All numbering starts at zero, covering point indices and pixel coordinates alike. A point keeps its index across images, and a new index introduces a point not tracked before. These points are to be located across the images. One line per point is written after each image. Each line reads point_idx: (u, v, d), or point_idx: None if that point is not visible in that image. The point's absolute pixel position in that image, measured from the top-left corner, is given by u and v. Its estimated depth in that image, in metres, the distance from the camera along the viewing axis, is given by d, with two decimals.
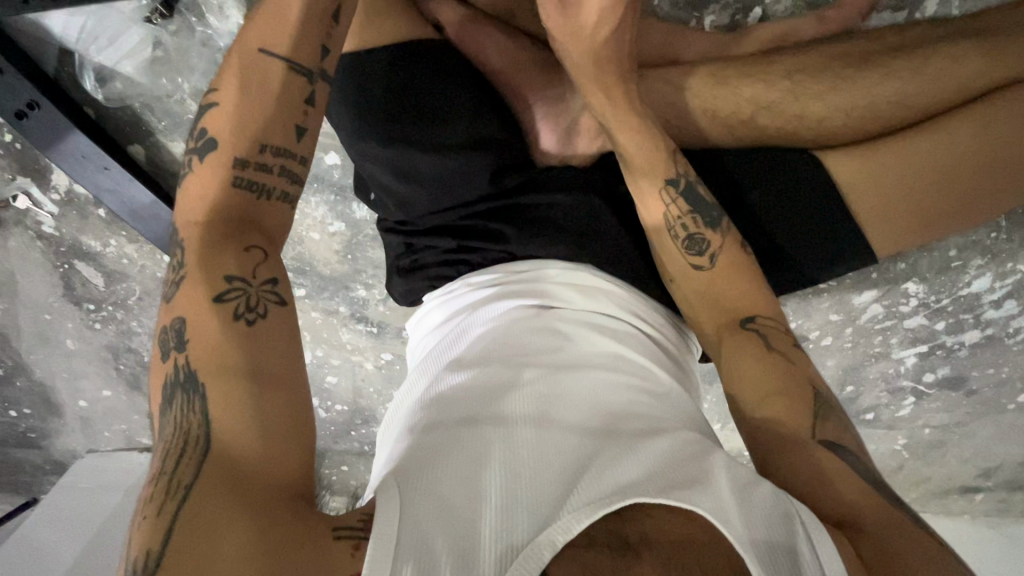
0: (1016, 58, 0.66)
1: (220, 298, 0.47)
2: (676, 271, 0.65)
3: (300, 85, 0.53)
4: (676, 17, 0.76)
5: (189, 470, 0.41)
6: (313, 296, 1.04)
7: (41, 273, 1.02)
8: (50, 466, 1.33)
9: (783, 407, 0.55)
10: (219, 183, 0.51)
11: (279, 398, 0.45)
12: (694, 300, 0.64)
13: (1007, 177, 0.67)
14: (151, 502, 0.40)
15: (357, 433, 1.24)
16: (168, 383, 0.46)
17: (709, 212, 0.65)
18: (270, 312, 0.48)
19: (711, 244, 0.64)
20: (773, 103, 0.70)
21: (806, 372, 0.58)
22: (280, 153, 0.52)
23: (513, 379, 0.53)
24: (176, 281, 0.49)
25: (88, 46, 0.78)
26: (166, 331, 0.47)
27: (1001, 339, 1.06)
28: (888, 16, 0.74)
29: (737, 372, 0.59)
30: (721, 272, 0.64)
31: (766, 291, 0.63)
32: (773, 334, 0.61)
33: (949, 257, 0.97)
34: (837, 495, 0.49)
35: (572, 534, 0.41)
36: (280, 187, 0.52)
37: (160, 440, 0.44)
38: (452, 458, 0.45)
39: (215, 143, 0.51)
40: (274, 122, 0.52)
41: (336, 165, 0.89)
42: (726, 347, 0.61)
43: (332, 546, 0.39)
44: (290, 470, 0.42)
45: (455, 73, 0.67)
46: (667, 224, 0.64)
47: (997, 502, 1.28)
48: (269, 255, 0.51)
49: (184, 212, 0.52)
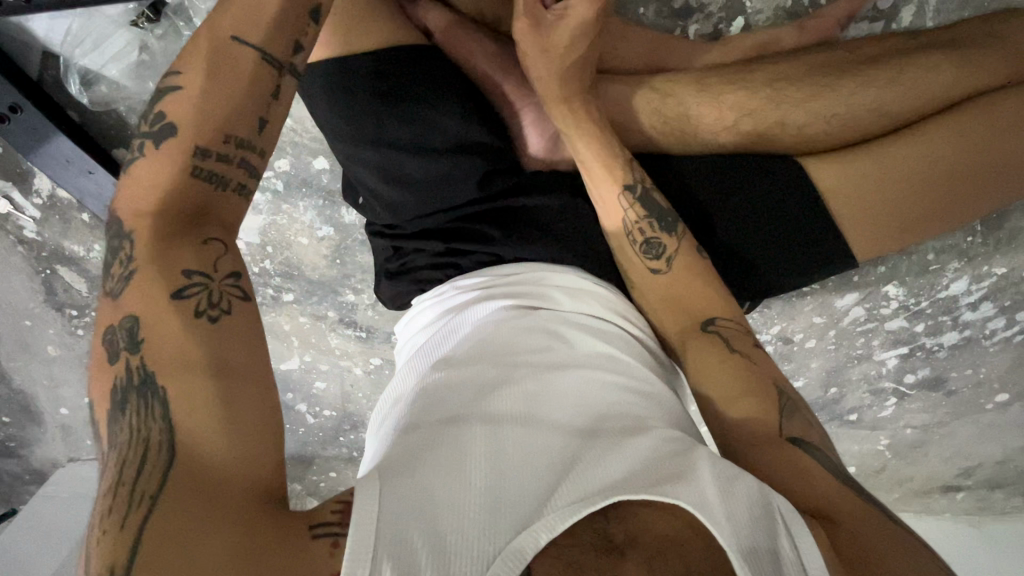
0: (985, 68, 0.68)
1: (178, 294, 0.45)
2: (637, 277, 0.67)
3: (269, 77, 0.52)
4: (661, 26, 0.78)
5: (153, 479, 0.39)
6: (301, 301, 1.04)
7: (22, 278, 1.00)
8: (29, 476, 1.30)
9: (750, 407, 0.56)
10: (177, 172, 0.49)
11: (247, 399, 0.44)
12: (657, 305, 0.66)
13: (981, 184, 0.69)
14: (111, 515, 0.38)
15: (346, 439, 1.24)
16: (117, 387, 0.43)
17: (666, 216, 0.67)
18: (234, 308, 0.47)
19: (668, 248, 0.66)
20: (756, 110, 0.71)
21: (767, 371, 0.60)
22: (243, 144, 0.51)
23: (499, 377, 0.53)
24: (127, 276, 0.46)
25: (71, 50, 0.78)
26: (116, 330, 0.45)
27: (979, 340, 1.09)
28: (866, 26, 0.77)
29: (703, 374, 0.60)
30: (678, 274, 0.66)
31: (724, 293, 0.65)
32: (733, 335, 0.62)
33: (928, 260, 0.99)
34: (811, 490, 0.50)
35: (556, 531, 0.42)
36: (237, 179, 0.51)
37: (112, 450, 0.42)
38: (436, 457, 0.46)
39: (175, 129, 0.50)
40: (238, 111, 0.51)
41: (325, 170, 0.89)
42: (691, 351, 0.62)
43: (309, 544, 0.40)
44: (261, 474, 0.42)
45: (442, 76, 0.67)
46: (626, 230, 0.66)
47: (977, 501, 1.31)
48: (229, 248, 0.50)
49: (135, 203, 0.49)
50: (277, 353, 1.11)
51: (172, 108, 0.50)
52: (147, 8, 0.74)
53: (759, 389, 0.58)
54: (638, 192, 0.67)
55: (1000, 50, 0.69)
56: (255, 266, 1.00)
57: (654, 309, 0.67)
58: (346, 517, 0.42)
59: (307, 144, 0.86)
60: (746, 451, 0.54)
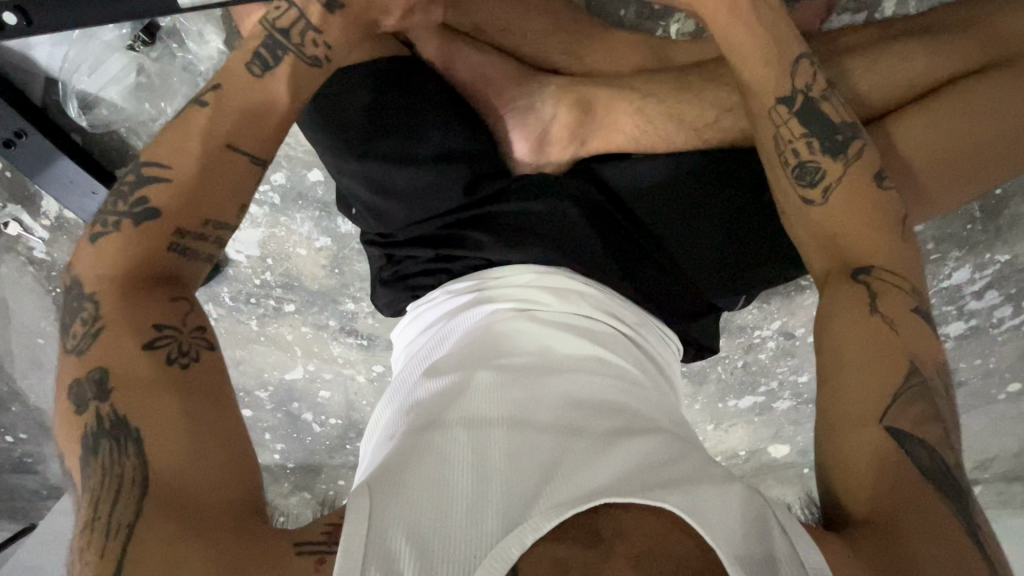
0: (958, 55, 0.68)
1: (149, 345, 0.47)
2: (786, 201, 0.63)
3: (255, 173, 0.55)
4: (643, 27, 0.81)
5: (128, 510, 0.40)
6: (303, 311, 1.05)
7: (35, 298, 1.04)
8: (47, 490, 1.33)
9: (867, 373, 0.53)
10: (153, 248, 0.51)
11: (217, 422, 0.46)
12: (806, 231, 0.62)
13: (973, 170, 0.67)
14: (90, 549, 0.39)
15: (352, 446, 1.25)
16: (87, 432, 0.44)
17: (830, 139, 0.62)
18: (202, 356, 0.49)
19: (826, 177, 0.61)
20: (736, 105, 0.72)
21: (906, 344, 0.55)
22: (219, 226, 0.54)
23: (489, 380, 0.54)
24: (94, 333, 0.48)
25: (68, 75, 0.80)
26: (82, 383, 0.46)
27: (986, 330, 1.07)
28: (848, 17, 0.77)
29: (839, 312, 0.57)
30: (835, 210, 0.61)
31: (890, 244, 0.60)
32: (887, 292, 0.57)
33: (928, 249, 0.98)
34: (858, 491, 0.49)
35: (542, 532, 0.42)
36: (210, 250, 0.54)
37: (84, 492, 0.43)
38: (424, 462, 0.46)
39: (157, 215, 0.52)
40: (222, 202, 0.54)
41: (319, 182, 0.91)
42: (832, 288, 0.60)
43: (293, 561, 0.40)
44: (235, 490, 0.43)
45: (426, 90, 0.69)
46: (779, 152, 0.63)
47: (996, 494, 1.28)
48: (196, 305, 0.52)
49: (102, 266, 0.51)
50: (281, 363, 1.13)
51: (154, 195, 0.52)
52: (142, 32, 0.76)
53: (887, 358, 0.54)
54: (797, 107, 0.62)
55: (972, 35, 0.69)
56: (255, 278, 1.02)
57: (800, 238, 0.63)
58: (335, 535, 0.41)
59: (302, 157, 0.88)
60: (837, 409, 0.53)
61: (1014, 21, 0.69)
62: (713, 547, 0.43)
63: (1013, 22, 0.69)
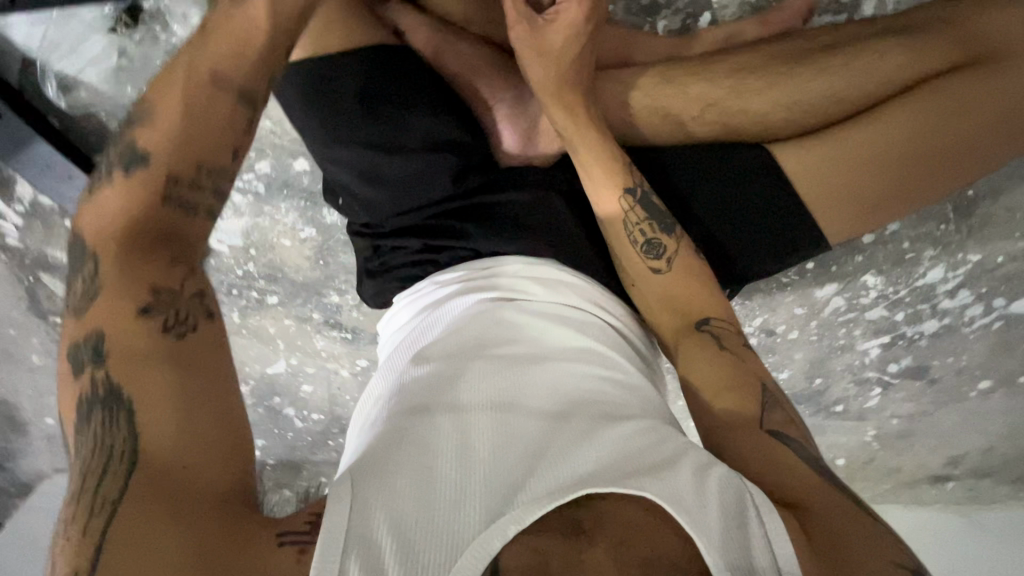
0: (938, 52, 0.69)
1: (144, 311, 0.43)
2: (635, 275, 0.67)
3: (242, 111, 0.50)
4: (631, 22, 0.79)
5: (114, 486, 0.38)
6: (286, 304, 1.04)
7: (7, 287, 1.01)
8: (15, 489, 1.28)
9: (734, 400, 0.57)
10: (148, 197, 0.47)
11: (207, 400, 0.42)
12: (653, 302, 0.67)
13: (942, 167, 0.69)
14: (75, 523, 0.38)
15: (335, 442, 1.23)
16: (81, 399, 0.42)
17: (665, 218, 0.68)
18: (200, 326, 0.44)
19: (666, 249, 0.67)
20: (720, 100, 0.72)
21: (754, 368, 0.60)
22: (213, 173, 0.48)
23: (474, 369, 0.54)
24: (92, 293, 0.44)
25: (49, 55, 0.79)
26: (80, 346, 0.43)
27: (959, 328, 1.10)
28: (829, 19, 0.78)
29: (694, 370, 0.61)
30: (677, 277, 0.66)
31: (718, 297, 0.66)
32: (725, 333, 0.64)
33: (903, 249, 1.01)
34: (796, 481, 0.50)
35: (524, 524, 0.42)
36: (207, 203, 0.49)
37: (77, 461, 0.41)
38: (408, 450, 0.46)
39: (149, 158, 0.47)
40: (212, 144, 0.49)
41: (305, 172, 0.90)
42: (681, 348, 0.63)
43: (274, 553, 0.39)
44: (222, 476, 0.40)
45: (418, 76, 0.68)
46: (626, 231, 0.67)
47: (966, 490, 1.32)
48: (196, 269, 0.47)
49: (103, 218, 0.47)
50: (264, 357, 1.11)
51: (145, 136, 0.48)
52: (124, 12, 0.76)
53: (743, 384, 0.58)
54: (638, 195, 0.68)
55: (951, 32, 0.69)
56: (238, 269, 1.00)
57: (650, 307, 0.67)
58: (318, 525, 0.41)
59: (287, 145, 0.87)
60: (729, 436, 0.55)
61: (997, 20, 0.68)
62: (695, 537, 0.42)
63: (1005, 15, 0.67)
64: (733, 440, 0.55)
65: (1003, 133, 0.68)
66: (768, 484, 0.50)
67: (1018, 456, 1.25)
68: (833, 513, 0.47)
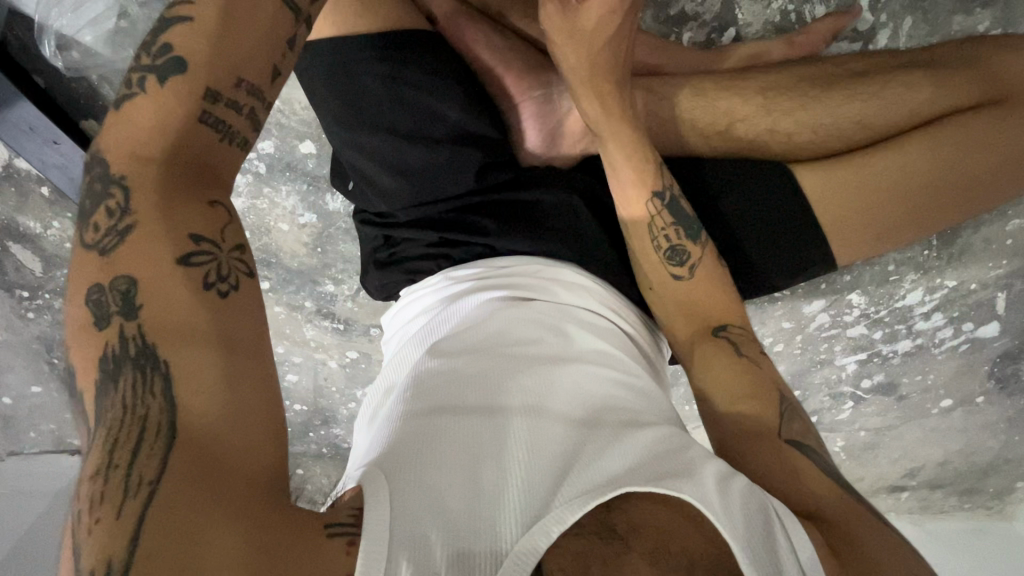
0: (959, 89, 0.72)
1: (186, 261, 0.39)
2: (656, 279, 0.68)
3: (287, 21, 0.44)
4: (657, 31, 0.80)
5: (152, 463, 0.34)
6: (278, 290, 1.00)
7: None
8: None
9: (753, 407, 0.59)
10: (180, 117, 0.41)
11: (251, 372, 0.39)
12: (670, 307, 0.67)
13: (949, 200, 0.73)
14: (104, 503, 0.33)
15: (315, 434, 1.18)
16: (108, 355, 0.37)
17: (690, 224, 0.68)
18: (242, 285, 0.41)
19: (691, 256, 0.67)
20: (748, 117, 0.74)
21: (771, 376, 0.62)
22: (253, 92, 0.43)
23: (499, 369, 0.53)
24: (121, 231, 0.39)
25: (49, 11, 0.73)
26: (104, 291, 0.38)
27: (929, 348, 1.14)
28: (846, 46, 0.80)
29: (713, 378, 0.62)
30: (698, 283, 0.67)
31: (735, 301, 0.67)
32: (742, 341, 0.65)
33: (888, 270, 1.06)
34: (817, 491, 0.52)
35: (566, 525, 0.41)
36: (243, 132, 0.43)
37: (99, 428, 0.35)
38: (441, 449, 0.45)
39: (182, 66, 0.41)
40: (251, 55, 0.42)
41: (311, 155, 0.87)
42: (699, 352, 0.64)
43: (327, 547, 0.37)
44: (267, 459, 0.38)
45: (451, 63, 0.66)
46: (651, 236, 0.68)
47: (919, 499, 1.33)
48: (235, 216, 0.43)
49: (127, 142, 0.41)
50: None
51: (178, 40, 0.41)
52: None
53: (761, 392, 0.60)
54: (666, 199, 0.68)
55: (975, 72, 0.72)
56: None
57: (667, 310, 0.68)
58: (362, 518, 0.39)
59: (296, 126, 0.85)
60: (749, 447, 0.56)
61: (1013, 63, 0.72)
62: (728, 540, 0.43)
63: (1016, 63, 0.72)
64: (752, 450, 0.56)
65: (1006, 174, 0.72)
66: (789, 497, 0.51)
67: (969, 468, 1.27)
68: (860, 523, 0.49)
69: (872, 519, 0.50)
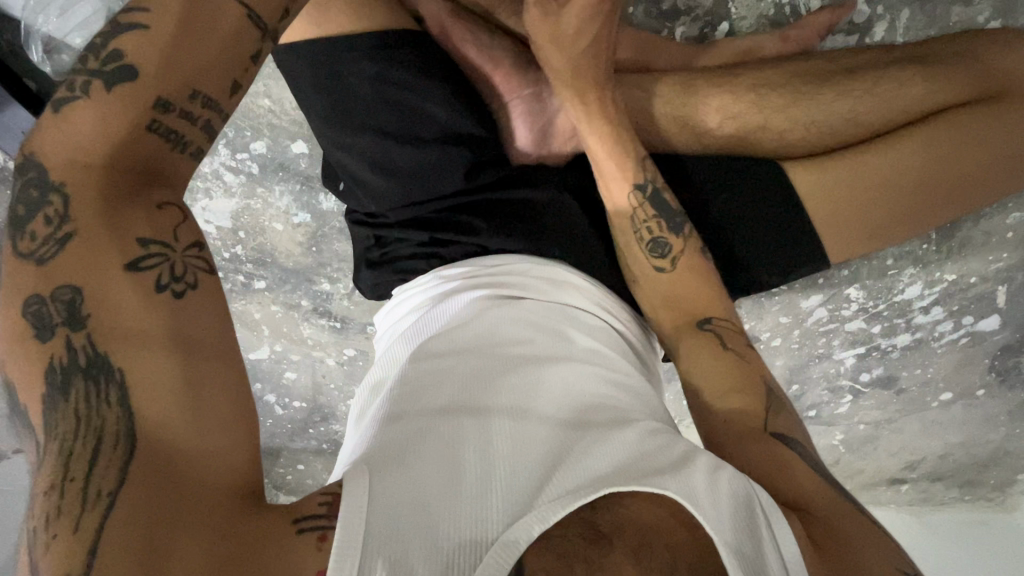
0: (953, 84, 0.71)
1: (134, 266, 0.39)
2: (640, 273, 0.68)
3: (251, 37, 0.42)
4: (649, 26, 0.80)
5: (109, 475, 0.34)
6: (274, 289, 1.01)
7: None
8: None
9: (744, 401, 0.59)
10: (126, 126, 0.39)
11: (211, 375, 0.39)
12: (655, 301, 0.68)
13: (942, 197, 0.72)
14: (61, 517, 0.33)
15: (315, 431, 1.19)
16: (55, 367, 0.36)
17: (672, 217, 0.68)
18: (200, 282, 0.41)
19: (673, 249, 0.67)
20: (740, 113, 0.73)
21: (756, 368, 0.62)
22: (209, 104, 0.41)
23: (485, 369, 0.53)
24: (61, 239, 0.38)
25: (36, 16, 0.75)
26: (45, 303, 0.37)
27: (929, 342, 1.13)
28: (841, 39, 0.79)
29: (699, 371, 0.62)
30: (682, 275, 0.67)
31: (722, 295, 0.67)
32: (729, 334, 0.65)
33: (887, 264, 1.05)
34: (800, 484, 0.51)
35: (548, 525, 0.42)
36: (200, 143, 0.42)
37: (50, 441, 0.36)
38: (425, 450, 0.45)
39: (134, 76, 0.39)
40: (209, 68, 0.41)
41: (303, 154, 0.88)
42: (687, 344, 0.64)
43: (293, 541, 0.38)
44: (225, 463, 0.38)
45: (436, 62, 0.65)
46: (633, 227, 0.68)
47: (919, 492, 1.33)
48: (190, 215, 0.42)
49: (65, 148, 0.39)
50: (246, 342, 1.08)
51: (130, 46, 0.40)
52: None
53: (748, 387, 0.60)
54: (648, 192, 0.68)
55: (970, 65, 0.71)
56: (225, 251, 0.97)
57: (651, 304, 0.68)
58: (336, 510, 0.40)
59: (287, 126, 0.85)
60: (732, 442, 0.56)
61: (1010, 56, 0.71)
62: (712, 537, 0.43)
63: (1011, 57, 0.71)
64: (730, 445, 0.56)
65: (1000, 170, 0.71)
66: (773, 489, 0.51)
67: (969, 460, 1.26)
68: (840, 516, 0.49)
69: (856, 513, 0.50)
